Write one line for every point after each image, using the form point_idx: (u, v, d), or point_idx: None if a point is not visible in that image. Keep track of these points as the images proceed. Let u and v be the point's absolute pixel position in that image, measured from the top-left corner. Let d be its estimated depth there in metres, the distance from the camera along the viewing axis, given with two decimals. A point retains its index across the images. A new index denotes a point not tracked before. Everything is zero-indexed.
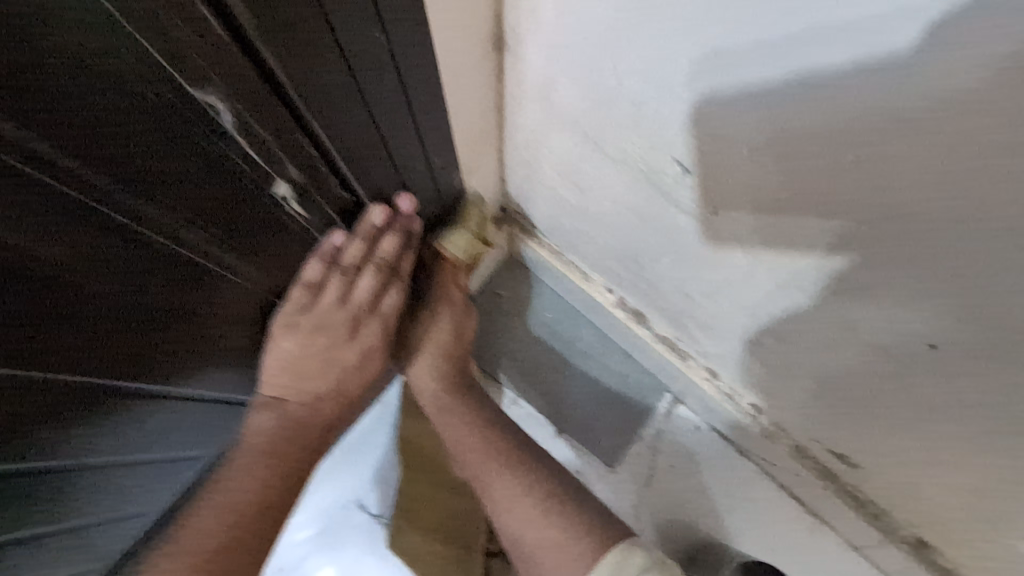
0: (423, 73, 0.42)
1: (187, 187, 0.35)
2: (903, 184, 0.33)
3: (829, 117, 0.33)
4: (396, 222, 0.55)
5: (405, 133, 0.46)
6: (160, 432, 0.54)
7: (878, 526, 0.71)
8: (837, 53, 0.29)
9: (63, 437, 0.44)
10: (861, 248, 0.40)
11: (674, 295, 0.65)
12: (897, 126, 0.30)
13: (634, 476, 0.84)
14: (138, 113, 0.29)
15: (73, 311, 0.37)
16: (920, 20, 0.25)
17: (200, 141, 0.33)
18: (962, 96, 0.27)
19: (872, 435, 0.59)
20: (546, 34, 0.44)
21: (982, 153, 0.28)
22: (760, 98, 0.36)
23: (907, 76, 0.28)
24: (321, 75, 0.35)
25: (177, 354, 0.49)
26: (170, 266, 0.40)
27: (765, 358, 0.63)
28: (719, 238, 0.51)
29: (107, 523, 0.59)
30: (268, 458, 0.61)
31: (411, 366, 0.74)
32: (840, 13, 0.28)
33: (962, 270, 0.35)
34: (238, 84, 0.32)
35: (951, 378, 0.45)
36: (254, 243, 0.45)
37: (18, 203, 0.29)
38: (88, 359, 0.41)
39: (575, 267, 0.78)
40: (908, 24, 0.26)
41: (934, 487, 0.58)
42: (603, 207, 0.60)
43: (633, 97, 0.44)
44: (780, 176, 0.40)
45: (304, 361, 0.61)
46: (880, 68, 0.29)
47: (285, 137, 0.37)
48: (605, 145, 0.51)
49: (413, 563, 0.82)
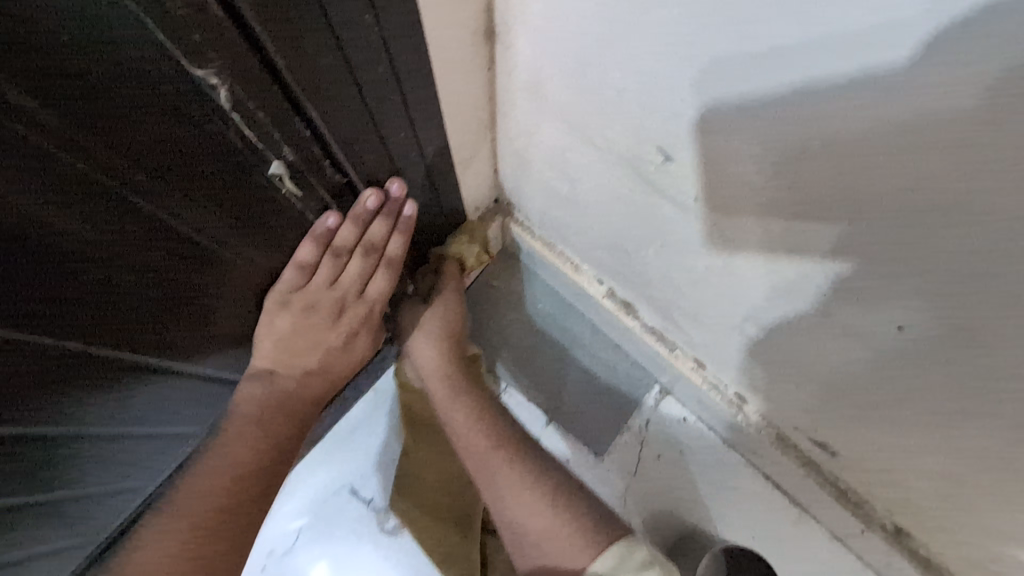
0: (417, 60, 0.43)
1: (183, 163, 0.36)
2: (867, 172, 0.35)
3: (802, 113, 0.35)
4: (387, 206, 0.56)
5: (397, 118, 0.47)
6: (153, 407, 0.55)
7: (858, 515, 0.73)
8: (821, 49, 0.30)
9: (63, 403, 0.45)
10: (835, 237, 0.41)
11: (662, 285, 0.66)
12: (868, 126, 0.32)
13: (623, 465, 0.85)
14: (138, 89, 0.30)
15: (73, 282, 0.38)
16: (899, 36, 0.27)
17: (198, 118, 0.34)
18: (934, 107, 0.28)
19: (852, 424, 0.61)
20: (535, 26, 0.45)
21: (940, 147, 0.30)
22: (741, 97, 0.37)
23: (885, 82, 0.29)
24: (316, 58, 0.36)
25: (174, 329, 0.50)
26: (167, 240, 0.41)
27: (751, 349, 0.64)
28: (701, 227, 0.52)
29: (103, 497, 0.60)
30: (254, 428, 0.62)
31: (416, 344, 0.78)
32: (807, 13, 0.29)
33: (928, 256, 0.36)
34: (235, 62, 0.32)
35: (921, 364, 0.46)
36: (249, 222, 0.46)
37: (2, 165, 0.29)
38: (84, 329, 0.42)
39: (566, 258, 0.79)
40: (888, 40, 0.27)
41: (910, 475, 0.60)
42: (594, 198, 0.61)
43: (620, 88, 0.45)
44: (760, 165, 0.41)
45: (294, 340, 0.62)
46: (871, 72, 0.30)
47: (280, 116, 0.38)
48: (592, 135, 0.53)
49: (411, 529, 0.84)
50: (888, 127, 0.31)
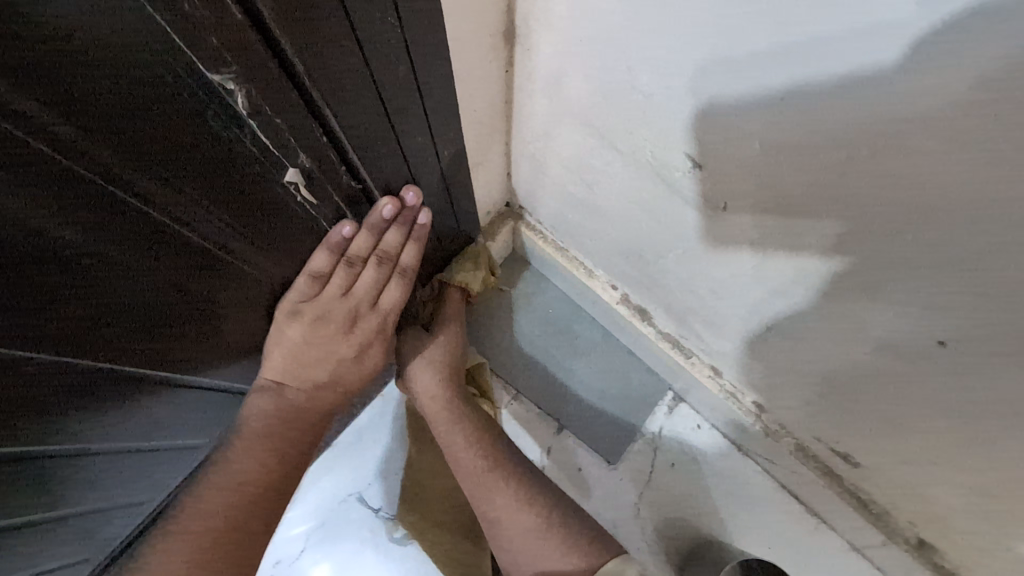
0: (437, 63, 0.42)
1: (197, 171, 0.35)
2: (909, 187, 0.33)
3: (835, 125, 0.33)
4: (403, 215, 0.55)
5: (415, 122, 0.46)
6: (161, 420, 0.54)
7: (879, 526, 0.71)
8: (890, 41, 0.27)
9: (70, 419, 0.43)
10: (870, 251, 0.40)
11: (681, 293, 0.65)
12: (915, 138, 0.30)
13: (637, 473, 0.84)
14: (153, 95, 0.29)
15: (83, 296, 0.36)
16: (944, 35, 0.25)
17: (213, 125, 0.33)
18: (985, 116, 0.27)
19: (876, 437, 0.59)
20: (558, 27, 0.44)
21: (989, 160, 0.28)
22: (783, 100, 0.35)
23: (927, 85, 0.28)
24: (336, 61, 0.34)
25: (181, 340, 0.48)
26: (177, 250, 0.40)
27: (772, 359, 0.62)
28: (727, 236, 0.50)
29: (109, 511, 0.59)
30: (264, 440, 0.61)
31: (413, 373, 0.75)
32: (840, 21, 0.28)
33: (972, 272, 0.35)
34: (253, 67, 0.31)
35: (954, 380, 0.45)
36: (261, 230, 0.44)
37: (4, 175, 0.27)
38: (92, 343, 0.40)
39: (579, 263, 0.78)
40: (932, 40, 0.26)
41: (936, 488, 0.58)
42: (613, 204, 0.60)
43: (645, 92, 0.43)
44: (793, 174, 0.39)
45: (304, 351, 0.61)
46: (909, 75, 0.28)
47: (298, 122, 0.37)
48: (615, 140, 0.51)
49: (421, 538, 0.82)
50: (934, 134, 0.29)
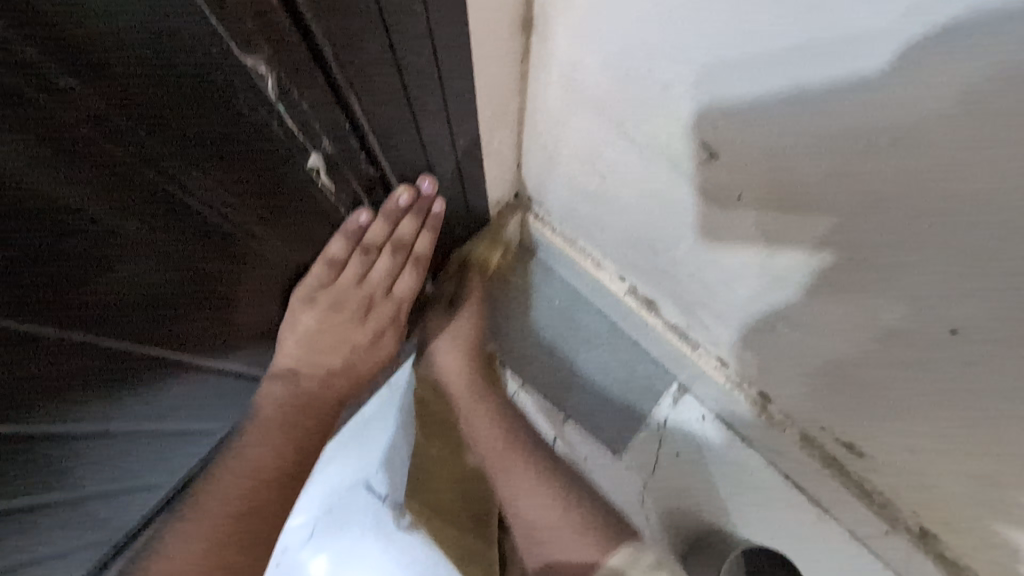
0: (457, 51, 0.42)
1: (226, 154, 0.35)
2: (927, 176, 0.33)
3: (855, 115, 0.34)
4: (418, 203, 0.56)
5: (433, 110, 0.46)
6: (178, 404, 0.54)
7: (882, 515, 0.72)
8: (912, 32, 0.27)
9: (93, 400, 0.44)
10: (884, 242, 0.40)
11: (690, 284, 0.65)
12: (938, 127, 0.31)
13: (642, 462, 0.85)
14: (189, 77, 0.29)
15: (112, 277, 0.37)
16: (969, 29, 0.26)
17: (243, 108, 0.33)
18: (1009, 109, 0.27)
19: (882, 428, 0.60)
20: (576, 17, 0.44)
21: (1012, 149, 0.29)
22: (801, 90, 0.35)
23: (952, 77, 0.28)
24: (362, 46, 0.35)
25: (200, 325, 0.49)
26: (203, 233, 0.40)
27: (779, 351, 0.63)
28: (738, 227, 0.51)
29: (125, 495, 0.60)
30: (280, 427, 0.62)
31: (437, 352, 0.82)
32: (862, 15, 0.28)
33: (986, 262, 0.35)
34: (284, 50, 0.31)
35: (962, 372, 0.45)
36: (282, 213, 0.45)
37: (44, 151, 0.28)
38: (118, 324, 0.41)
39: (586, 254, 0.78)
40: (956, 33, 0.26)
41: (940, 478, 0.59)
42: (625, 195, 0.60)
43: (662, 82, 0.43)
44: (809, 164, 0.39)
45: (320, 336, 0.62)
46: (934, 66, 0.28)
47: (323, 107, 0.37)
48: (628, 130, 0.51)
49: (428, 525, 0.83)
50: (956, 124, 0.30)
